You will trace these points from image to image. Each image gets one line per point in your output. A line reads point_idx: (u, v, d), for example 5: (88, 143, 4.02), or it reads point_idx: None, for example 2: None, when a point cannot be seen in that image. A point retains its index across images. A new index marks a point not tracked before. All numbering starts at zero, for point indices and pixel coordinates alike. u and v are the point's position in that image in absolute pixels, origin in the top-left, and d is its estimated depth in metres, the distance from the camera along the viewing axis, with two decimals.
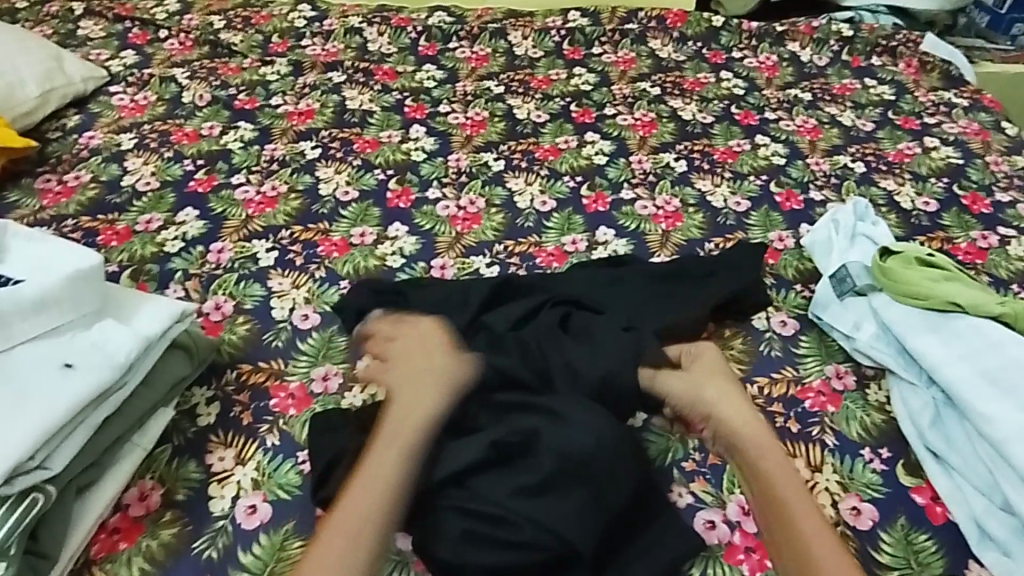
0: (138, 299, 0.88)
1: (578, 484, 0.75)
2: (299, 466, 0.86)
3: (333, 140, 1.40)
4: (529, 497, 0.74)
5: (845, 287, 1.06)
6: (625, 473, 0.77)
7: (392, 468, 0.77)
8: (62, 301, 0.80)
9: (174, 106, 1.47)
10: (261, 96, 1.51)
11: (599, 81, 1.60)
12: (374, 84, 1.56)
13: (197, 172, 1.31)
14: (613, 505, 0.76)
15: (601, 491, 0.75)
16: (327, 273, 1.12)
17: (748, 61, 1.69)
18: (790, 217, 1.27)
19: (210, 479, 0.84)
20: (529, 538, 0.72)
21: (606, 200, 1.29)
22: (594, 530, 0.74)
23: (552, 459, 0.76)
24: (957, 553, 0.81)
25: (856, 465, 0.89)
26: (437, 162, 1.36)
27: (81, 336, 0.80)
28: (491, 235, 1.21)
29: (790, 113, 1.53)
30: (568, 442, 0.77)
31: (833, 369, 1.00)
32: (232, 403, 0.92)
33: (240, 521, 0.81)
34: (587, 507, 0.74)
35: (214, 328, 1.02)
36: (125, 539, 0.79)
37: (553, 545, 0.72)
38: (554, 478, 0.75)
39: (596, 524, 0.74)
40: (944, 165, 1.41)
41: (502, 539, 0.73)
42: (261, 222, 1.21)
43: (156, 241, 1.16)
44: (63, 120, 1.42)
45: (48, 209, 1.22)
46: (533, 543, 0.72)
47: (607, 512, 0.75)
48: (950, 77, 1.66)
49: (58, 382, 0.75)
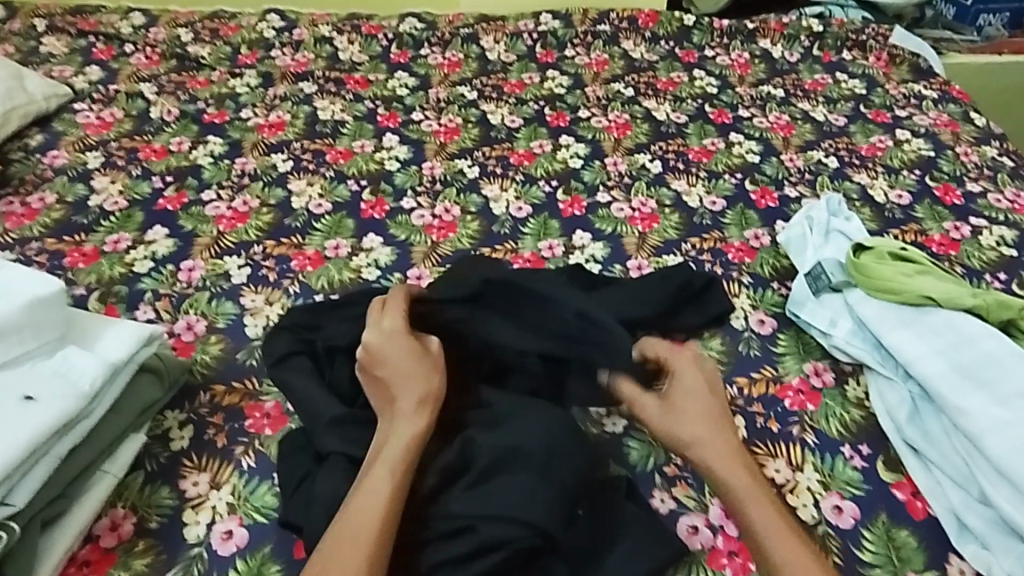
0: (102, 324, 0.85)
1: (519, 470, 0.76)
2: (275, 488, 0.84)
3: (305, 151, 1.38)
4: (477, 495, 0.75)
5: (820, 284, 1.07)
6: (567, 455, 0.78)
7: (381, 504, 0.71)
8: (21, 331, 0.78)
9: (141, 122, 1.44)
10: (231, 109, 1.49)
11: (572, 84, 1.60)
12: (346, 93, 1.54)
13: (166, 189, 1.28)
14: (561, 485, 0.75)
15: (543, 473, 0.75)
16: (301, 288, 1.11)
17: (720, 59, 1.70)
18: (765, 214, 1.27)
19: (184, 505, 0.82)
20: (495, 534, 0.71)
21: (582, 203, 1.29)
22: (555, 507, 0.73)
23: (497, 470, 0.76)
24: (937, 547, 0.82)
25: (837, 463, 0.89)
26: (411, 170, 1.35)
27: (42, 366, 0.78)
28: (467, 243, 1.20)
29: (763, 110, 1.54)
30: (516, 437, 0.79)
31: (812, 366, 1.00)
32: (205, 426, 0.90)
33: (215, 547, 0.79)
34: (539, 490, 0.74)
35: (185, 349, 1.00)
36: (96, 572, 0.77)
37: (528, 533, 0.71)
38: (491, 469, 0.76)
39: (553, 503, 0.73)
40: (916, 157, 1.42)
41: (468, 551, 0.72)
42: (233, 238, 1.19)
43: (125, 261, 1.14)
44: (25, 140, 1.39)
45: (12, 231, 1.19)
46: (504, 538, 0.71)
47: (561, 489, 0.75)
48: (919, 68, 1.68)
49: (18, 415, 0.73)
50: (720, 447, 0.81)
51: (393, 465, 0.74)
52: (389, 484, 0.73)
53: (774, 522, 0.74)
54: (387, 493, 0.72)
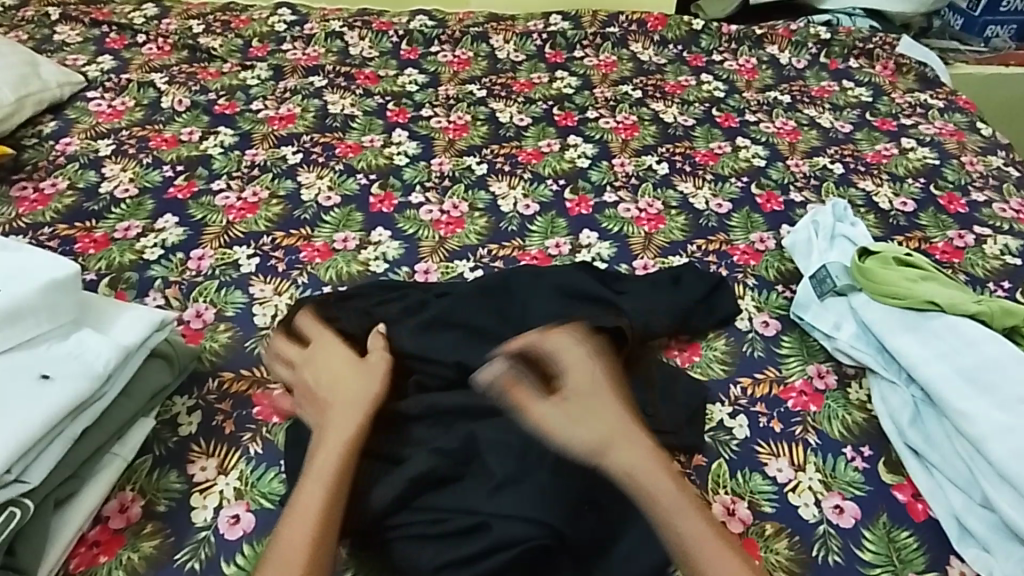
0: (116, 308, 0.86)
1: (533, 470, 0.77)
2: (283, 475, 0.85)
3: (314, 144, 1.39)
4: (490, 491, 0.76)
5: (824, 288, 1.08)
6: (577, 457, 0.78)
7: (323, 514, 0.74)
8: (38, 310, 0.78)
9: (152, 111, 1.45)
10: (241, 101, 1.50)
11: (581, 84, 1.61)
12: (356, 88, 1.55)
13: (176, 178, 1.29)
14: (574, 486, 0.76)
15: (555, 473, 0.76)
16: (309, 279, 1.11)
17: (728, 64, 1.71)
18: (770, 218, 1.28)
19: (192, 489, 0.83)
20: (508, 532, 0.72)
21: (589, 203, 1.30)
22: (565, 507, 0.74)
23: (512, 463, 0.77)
24: (937, 549, 0.83)
25: (839, 464, 0.90)
26: (420, 166, 1.36)
27: (58, 347, 0.79)
28: (475, 239, 1.21)
29: (770, 116, 1.55)
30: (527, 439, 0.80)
31: (815, 368, 1.01)
32: (213, 412, 0.91)
33: (222, 531, 0.80)
34: (549, 490, 0.75)
35: (195, 336, 1.01)
36: (105, 552, 0.77)
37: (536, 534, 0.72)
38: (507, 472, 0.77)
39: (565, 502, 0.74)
40: (921, 165, 1.43)
41: (480, 548, 0.73)
42: (242, 228, 1.20)
43: (135, 248, 1.15)
44: (38, 127, 1.39)
45: (23, 216, 1.20)
46: (516, 537, 0.72)
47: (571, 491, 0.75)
48: (925, 78, 1.69)
49: (35, 393, 0.74)
50: (631, 456, 0.78)
51: (329, 472, 0.77)
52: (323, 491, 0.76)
53: (697, 531, 0.74)
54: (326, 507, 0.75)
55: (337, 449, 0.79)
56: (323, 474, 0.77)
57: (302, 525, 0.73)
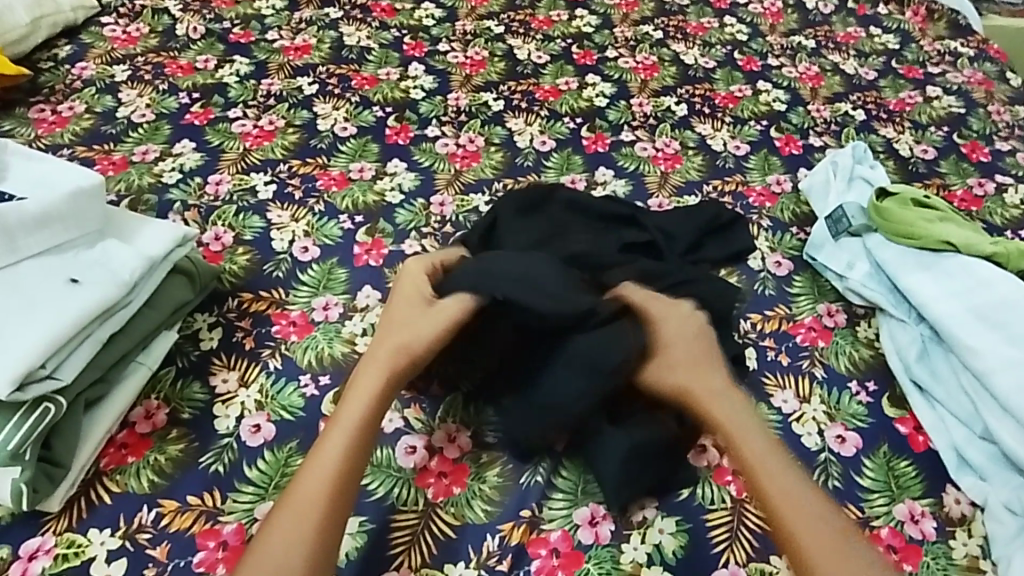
0: (139, 221, 0.89)
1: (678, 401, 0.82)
2: (302, 390, 0.88)
3: (330, 75, 1.38)
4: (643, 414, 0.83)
5: (840, 228, 1.07)
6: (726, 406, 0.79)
7: (337, 471, 0.71)
8: (66, 219, 0.82)
9: (167, 38, 1.44)
10: (256, 30, 1.47)
11: (601, 23, 1.58)
12: (372, 21, 1.53)
13: (193, 104, 1.29)
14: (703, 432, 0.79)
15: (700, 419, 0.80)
16: (326, 207, 1.12)
17: (753, 7, 1.66)
18: (789, 161, 1.27)
19: (214, 399, 0.86)
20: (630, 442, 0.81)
21: (606, 141, 1.29)
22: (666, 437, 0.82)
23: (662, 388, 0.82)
24: (935, 478, 0.85)
25: (843, 397, 0.92)
26: (436, 100, 1.35)
27: (85, 254, 0.82)
28: (491, 173, 1.21)
29: (793, 60, 1.51)
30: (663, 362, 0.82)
31: (825, 307, 1.02)
32: (234, 329, 0.93)
33: (245, 439, 0.83)
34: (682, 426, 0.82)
35: (214, 258, 1.03)
36: (133, 453, 0.81)
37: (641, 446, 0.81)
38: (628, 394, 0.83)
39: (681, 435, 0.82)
40: (945, 113, 1.40)
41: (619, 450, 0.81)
42: (259, 155, 1.20)
43: (154, 171, 1.16)
44: (54, 50, 1.38)
45: (42, 138, 1.20)
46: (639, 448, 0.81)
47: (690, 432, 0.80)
48: (956, 26, 1.64)
49: (65, 295, 0.77)
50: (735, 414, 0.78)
51: (353, 427, 0.74)
52: (342, 454, 0.72)
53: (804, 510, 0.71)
54: (340, 466, 0.72)
55: (363, 399, 0.77)
56: (350, 422, 0.75)
57: (320, 479, 0.70)
